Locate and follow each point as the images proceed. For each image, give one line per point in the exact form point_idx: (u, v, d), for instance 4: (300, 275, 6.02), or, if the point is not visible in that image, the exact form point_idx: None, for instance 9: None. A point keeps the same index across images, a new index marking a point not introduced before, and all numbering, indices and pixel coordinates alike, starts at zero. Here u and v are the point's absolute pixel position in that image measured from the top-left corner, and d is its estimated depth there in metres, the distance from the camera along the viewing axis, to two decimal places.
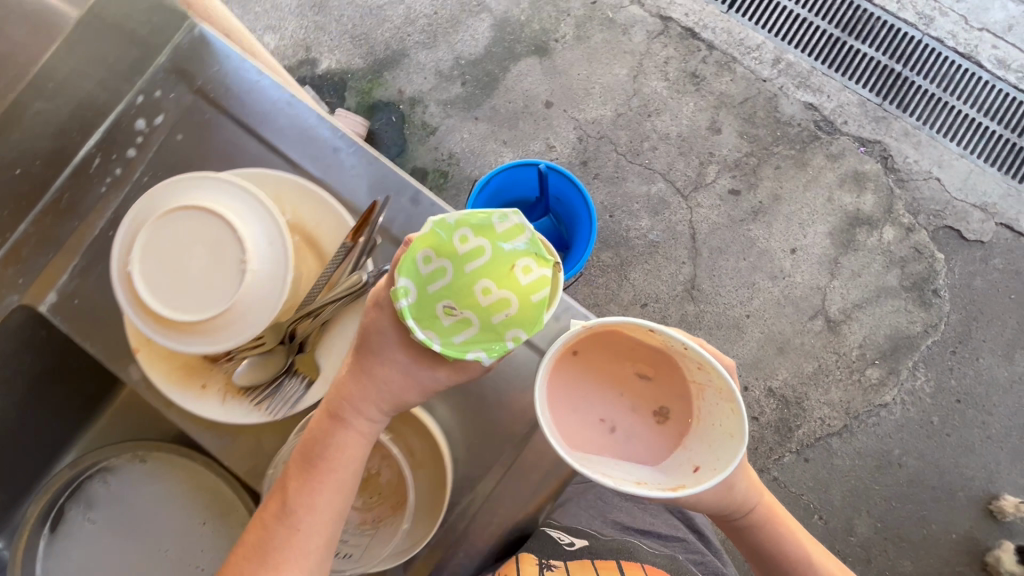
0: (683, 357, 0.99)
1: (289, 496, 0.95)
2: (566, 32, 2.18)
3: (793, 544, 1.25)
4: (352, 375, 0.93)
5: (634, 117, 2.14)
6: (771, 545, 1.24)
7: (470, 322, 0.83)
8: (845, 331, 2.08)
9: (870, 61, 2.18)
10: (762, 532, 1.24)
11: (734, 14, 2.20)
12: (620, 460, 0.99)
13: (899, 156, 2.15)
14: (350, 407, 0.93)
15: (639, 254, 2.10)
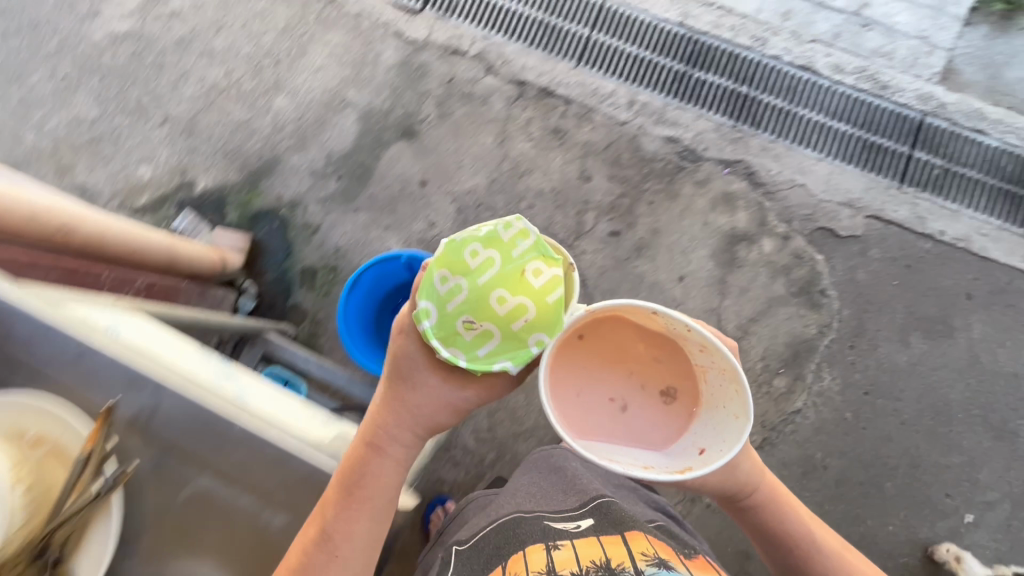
0: (685, 341, 1.11)
1: (328, 523, 1.12)
2: (429, 112, 2.28)
3: (802, 527, 1.36)
4: (391, 403, 1.17)
5: (507, 181, 2.23)
6: (779, 525, 1.36)
7: (490, 334, 1.01)
8: (746, 347, 2.14)
9: (717, 87, 2.31)
10: (774, 514, 1.36)
11: (584, 67, 2.32)
12: (629, 439, 1.12)
13: (763, 171, 2.26)
14: (383, 435, 1.18)
15: None
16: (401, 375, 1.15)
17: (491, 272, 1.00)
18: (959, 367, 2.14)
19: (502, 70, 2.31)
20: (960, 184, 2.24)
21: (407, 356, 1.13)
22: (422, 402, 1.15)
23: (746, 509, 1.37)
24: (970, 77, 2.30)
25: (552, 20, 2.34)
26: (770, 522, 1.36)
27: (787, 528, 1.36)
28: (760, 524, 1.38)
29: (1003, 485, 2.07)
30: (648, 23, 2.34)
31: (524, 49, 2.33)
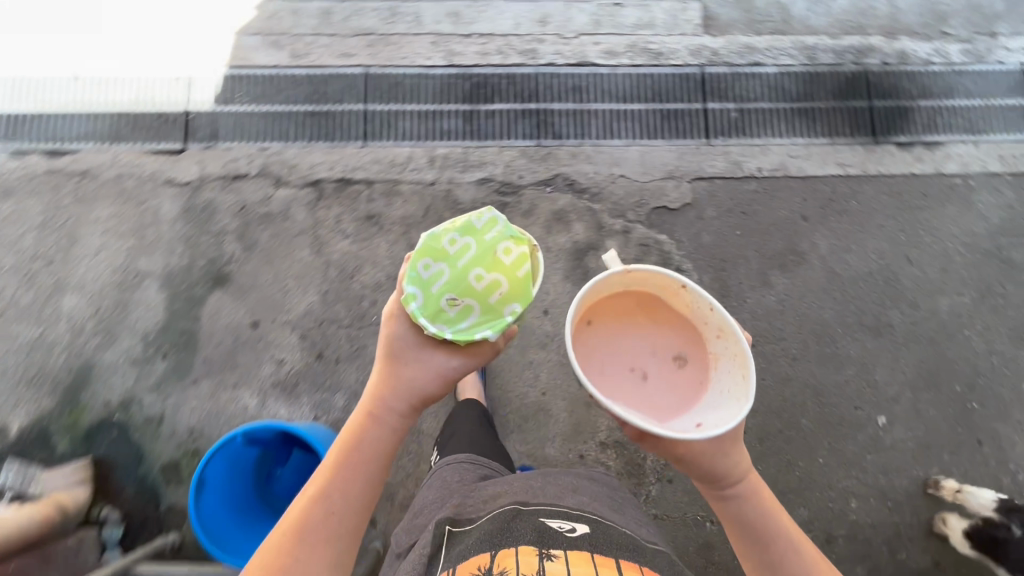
0: (706, 329, 1.24)
1: (328, 485, 1.16)
2: (233, 249, 2.12)
3: (798, 544, 1.16)
4: (386, 374, 1.25)
5: (340, 287, 2.11)
6: (765, 535, 1.15)
7: (471, 307, 1.16)
8: None
9: (508, 113, 2.28)
10: (762, 523, 1.16)
11: (373, 142, 2.23)
12: (635, 399, 1.20)
13: (582, 177, 2.25)
14: (384, 408, 1.24)
15: None
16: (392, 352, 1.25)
17: (467, 255, 1.17)
18: (820, 286, 2.22)
19: (292, 177, 2.18)
20: (758, 119, 2.32)
21: (400, 338, 1.23)
22: (411, 382, 1.24)
23: (730, 504, 1.18)
24: (728, 17, 2.38)
25: (323, 107, 2.24)
26: (757, 527, 1.16)
27: (773, 540, 1.15)
28: (742, 528, 1.17)
29: (897, 375, 2.18)
30: (418, 76, 2.28)
31: (306, 146, 2.21)
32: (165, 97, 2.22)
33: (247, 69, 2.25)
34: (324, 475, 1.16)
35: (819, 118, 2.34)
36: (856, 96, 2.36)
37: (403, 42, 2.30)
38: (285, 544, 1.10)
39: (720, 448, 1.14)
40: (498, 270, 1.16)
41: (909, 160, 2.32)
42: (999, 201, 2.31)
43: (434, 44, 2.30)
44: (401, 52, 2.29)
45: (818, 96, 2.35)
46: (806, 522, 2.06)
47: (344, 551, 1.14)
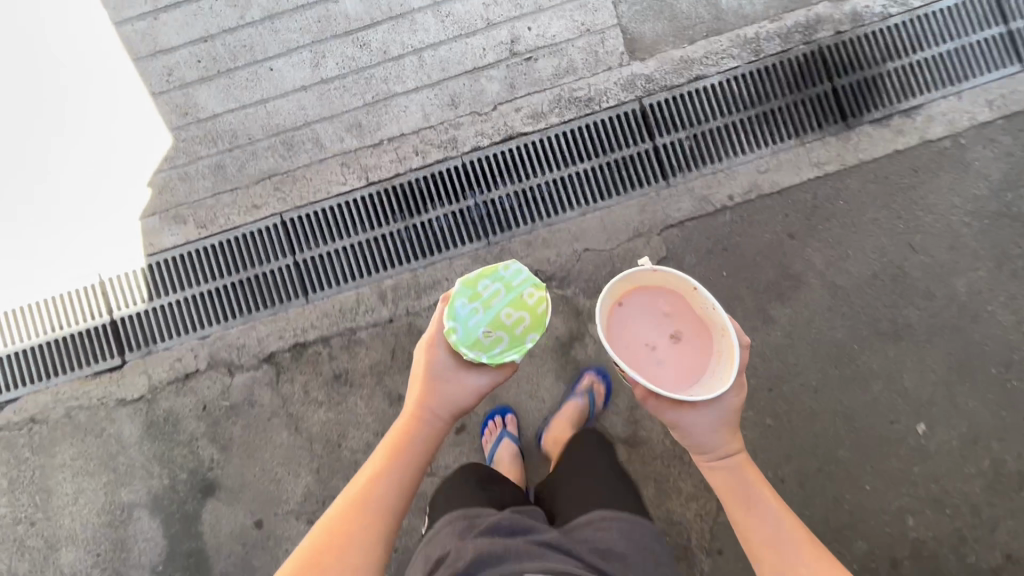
0: (717, 334, 1.48)
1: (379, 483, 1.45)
2: (211, 452, 1.99)
3: (792, 532, 1.33)
4: (432, 384, 1.66)
5: (332, 459, 1.99)
6: (752, 514, 1.38)
7: (502, 338, 1.57)
8: (645, 434, 2.02)
9: (447, 217, 2.07)
10: (752, 504, 1.40)
11: (315, 294, 2.04)
12: (643, 364, 1.52)
13: (544, 264, 2.05)
14: (428, 412, 1.63)
15: None
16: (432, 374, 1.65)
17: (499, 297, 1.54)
18: (825, 306, 2.05)
19: (244, 358, 2.02)
20: (716, 141, 2.07)
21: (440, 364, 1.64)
22: (446, 398, 1.63)
23: (720, 476, 1.48)
24: (654, 33, 2.09)
25: (252, 272, 2.05)
26: (744, 505, 1.41)
27: (762, 519, 1.37)
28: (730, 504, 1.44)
29: (927, 376, 2.04)
30: (339, 206, 2.06)
31: (248, 320, 2.03)
32: (83, 313, 2.03)
33: (156, 255, 2.04)
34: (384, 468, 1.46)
35: (781, 118, 2.08)
36: (815, 81, 2.09)
37: (310, 174, 2.05)
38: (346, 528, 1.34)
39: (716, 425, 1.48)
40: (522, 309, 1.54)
41: (890, 136, 2.08)
42: (997, 151, 2.07)
43: (343, 165, 2.05)
44: (313, 186, 2.06)
45: (774, 94, 2.09)
46: (867, 554, 1.99)
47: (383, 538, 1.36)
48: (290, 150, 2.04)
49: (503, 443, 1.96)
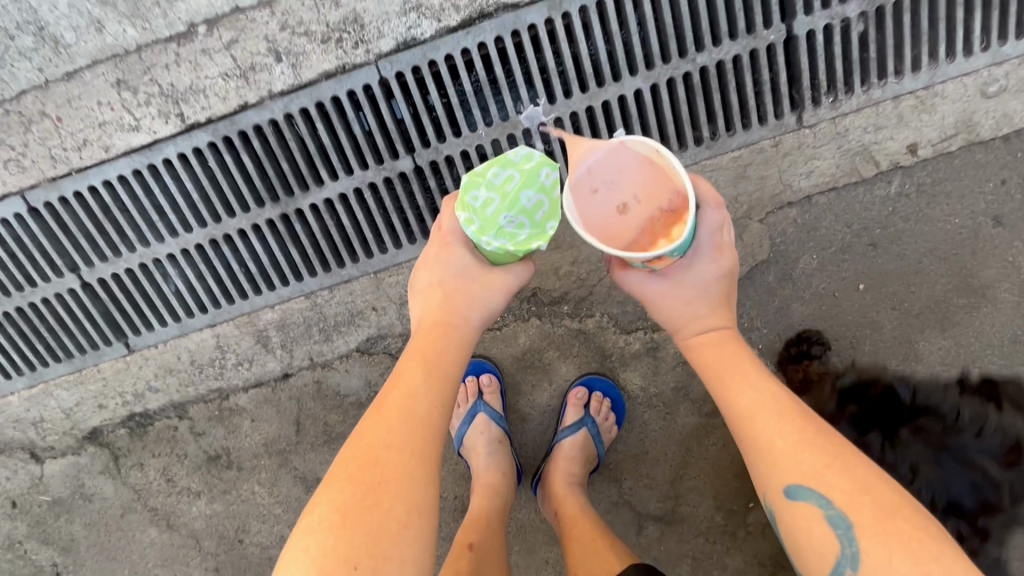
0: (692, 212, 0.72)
1: (393, 434, 0.77)
2: (45, 560, 1.31)
3: (808, 417, 0.78)
4: (456, 275, 0.87)
5: (234, 558, 1.31)
6: (740, 383, 0.82)
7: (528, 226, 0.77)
8: (687, 510, 1.32)
9: (361, 194, 1.07)
10: (750, 376, 0.83)
11: (138, 338, 1.15)
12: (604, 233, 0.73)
13: (548, 277, 1.17)
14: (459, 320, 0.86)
15: None
16: (451, 273, 0.87)
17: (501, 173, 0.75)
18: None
19: (51, 439, 1.23)
20: (902, 27, 1.00)
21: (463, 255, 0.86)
22: (486, 305, 0.87)
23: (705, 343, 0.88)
24: None
25: (10, 305, 1.13)
26: (735, 374, 0.83)
27: (762, 391, 0.81)
28: (714, 375, 0.86)
29: None
30: (138, 175, 1.03)
31: (34, 381, 1.19)
32: None
33: None
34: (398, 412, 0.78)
35: None
36: None
37: (56, 109, 0.99)
38: (360, 513, 0.72)
39: (670, 287, 0.86)
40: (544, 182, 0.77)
41: None
42: None
43: (125, 86, 0.98)
44: (72, 132, 1.00)
45: None
46: None
47: (422, 534, 0.74)
48: None
49: (477, 418, 1.21)
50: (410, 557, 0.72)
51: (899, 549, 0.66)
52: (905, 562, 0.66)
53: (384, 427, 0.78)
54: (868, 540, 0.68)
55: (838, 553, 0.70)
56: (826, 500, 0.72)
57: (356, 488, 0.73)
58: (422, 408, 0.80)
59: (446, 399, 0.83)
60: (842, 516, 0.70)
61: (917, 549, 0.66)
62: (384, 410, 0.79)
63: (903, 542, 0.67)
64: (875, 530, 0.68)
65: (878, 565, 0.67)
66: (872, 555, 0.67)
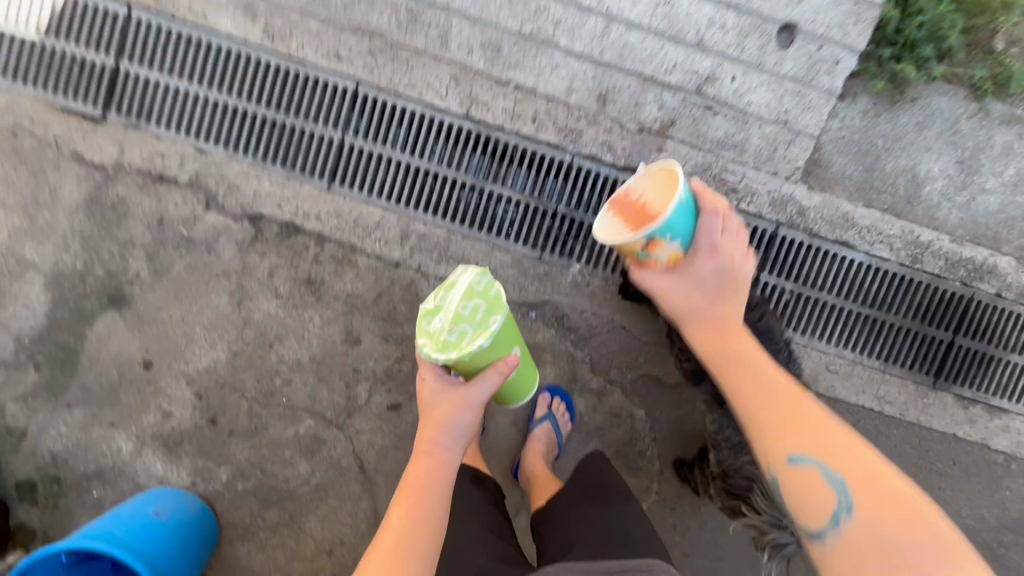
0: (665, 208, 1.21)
1: (396, 521, 1.20)
2: (141, 269, 1.74)
3: (780, 386, 1.14)
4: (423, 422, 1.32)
5: (254, 354, 1.78)
6: (753, 394, 1.14)
7: (443, 326, 1.20)
8: None
9: (517, 204, 1.78)
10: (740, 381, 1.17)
11: (337, 187, 1.75)
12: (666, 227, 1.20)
13: (575, 315, 1.84)
14: (428, 442, 1.29)
15: (306, 504, 1.84)
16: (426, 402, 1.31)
17: (434, 313, 1.22)
18: (836, 341, 1.87)
19: (228, 202, 1.74)
20: (813, 312, 1.85)
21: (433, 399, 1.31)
22: (458, 422, 1.29)
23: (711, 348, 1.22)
24: (840, 169, 1.79)
25: (289, 119, 1.72)
26: (756, 395, 1.13)
27: (764, 384, 1.15)
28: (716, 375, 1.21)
29: None
30: (422, 117, 1.74)
31: (255, 166, 1.73)
32: (87, 37, 1.68)
33: (203, 35, 1.69)
34: (401, 511, 1.21)
35: (883, 334, 1.87)
36: (940, 324, 1.87)
37: (414, 63, 1.71)
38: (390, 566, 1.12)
39: (680, 276, 1.25)
40: (477, 294, 1.21)
41: (955, 414, 1.93)
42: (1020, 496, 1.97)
43: (455, 79, 1.72)
44: (412, 77, 1.72)
45: (894, 309, 1.86)
46: None
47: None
48: (410, 25, 1.70)
49: None
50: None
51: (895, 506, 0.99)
52: (892, 514, 0.98)
53: (393, 523, 1.19)
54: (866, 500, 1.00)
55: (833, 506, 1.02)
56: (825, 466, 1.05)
57: (384, 559, 1.14)
58: (403, 509, 1.21)
59: (426, 491, 1.24)
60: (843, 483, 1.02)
61: (872, 475, 1.02)
62: (388, 525, 1.19)
63: (892, 500, 1.00)
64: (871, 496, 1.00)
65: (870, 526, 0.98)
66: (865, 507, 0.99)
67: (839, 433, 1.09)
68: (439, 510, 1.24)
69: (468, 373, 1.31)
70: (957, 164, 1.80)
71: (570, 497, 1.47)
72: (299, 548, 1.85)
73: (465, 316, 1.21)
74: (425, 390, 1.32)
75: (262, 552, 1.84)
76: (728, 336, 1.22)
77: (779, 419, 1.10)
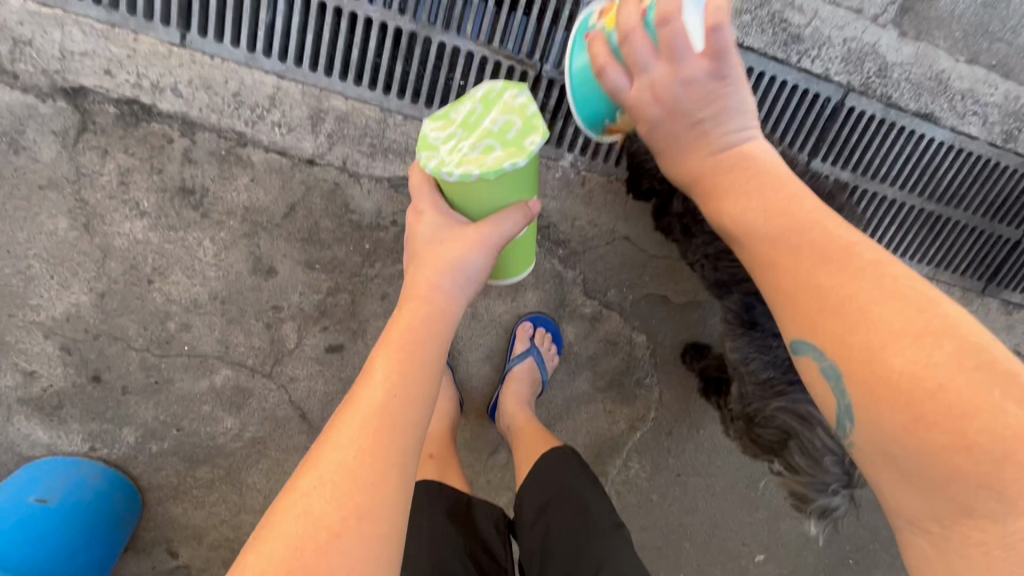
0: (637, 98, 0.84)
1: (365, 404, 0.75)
2: None
3: (779, 239, 0.75)
4: (413, 263, 0.88)
5: (129, 294, 1.29)
6: (747, 244, 0.80)
7: (452, 142, 0.73)
8: None
9: (481, 64, 1.20)
10: (732, 217, 0.81)
11: (198, 40, 1.13)
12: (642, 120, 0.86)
13: (564, 223, 1.40)
14: (423, 288, 0.85)
15: (242, 458, 1.47)
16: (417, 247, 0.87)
17: (438, 130, 0.75)
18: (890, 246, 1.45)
19: (23, 67, 1.11)
20: (868, 211, 1.40)
21: (428, 238, 0.85)
22: (464, 264, 0.84)
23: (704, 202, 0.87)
24: (949, 4, 1.27)
25: None
26: (764, 259, 0.77)
27: (758, 228, 0.78)
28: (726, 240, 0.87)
29: (830, 550, 1.70)
30: None
31: (53, 3, 1.07)
32: None
33: None
34: (377, 381, 0.76)
35: (943, 235, 1.47)
36: (1011, 220, 1.48)
37: None
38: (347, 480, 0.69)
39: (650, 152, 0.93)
40: (514, 108, 0.72)
41: (1003, 326, 1.62)
42: None
43: None
44: None
45: (964, 205, 1.44)
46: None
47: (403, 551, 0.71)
48: None
49: None
50: (394, 492, 0.71)
51: (932, 411, 0.58)
52: (927, 432, 0.58)
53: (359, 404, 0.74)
54: (861, 390, 0.63)
55: (834, 407, 0.68)
56: (822, 351, 0.68)
57: (362, 424, 0.73)
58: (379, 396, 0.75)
59: (415, 358, 0.80)
60: (836, 367, 0.66)
61: (899, 378, 0.60)
62: (365, 384, 0.77)
63: (932, 393, 0.58)
64: (870, 381, 0.63)
65: (871, 418, 0.63)
66: (867, 404, 0.63)
67: (900, 294, 0.63)
68: (435, 365, 0.82)
69: (478, 214, 0.84)
70: None
71: (536, 497, 1.20)
72: (245, 499, 1.49)
73: (487, 125, 0.72)
74: (417, 227, 0.87)
75: (183, 521, 1.48)
76: (710, 196, 0.86)
77: (785, 279, 0.73)
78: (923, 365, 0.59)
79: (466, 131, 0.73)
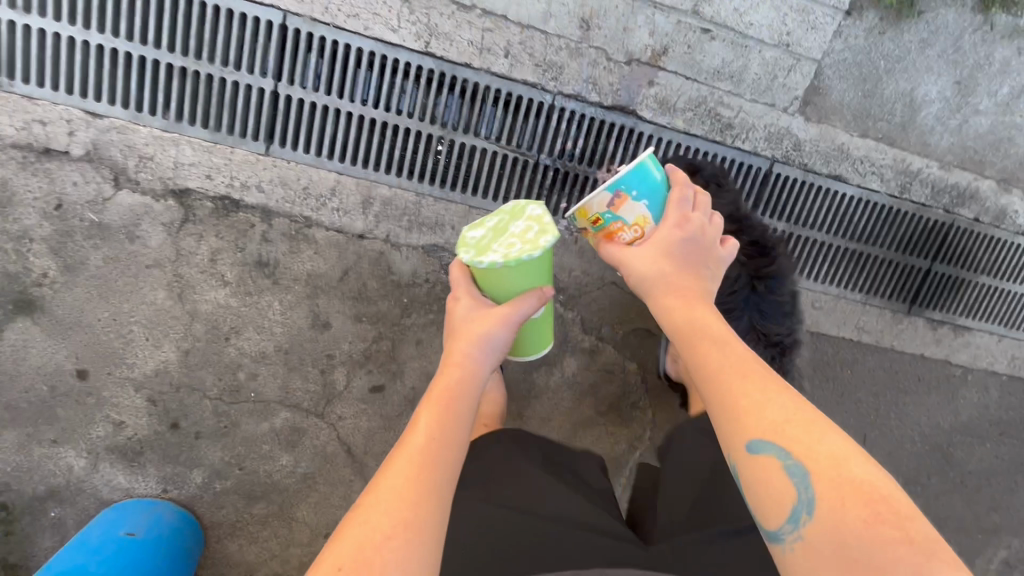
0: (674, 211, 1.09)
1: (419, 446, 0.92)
2: (47, 267, 1.45)
3: (745, 356, 0.94)
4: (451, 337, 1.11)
5: (209, 350, 1.56)
6: (711, 347, 0.95)
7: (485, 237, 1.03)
8: None
9: (494, 156, 1.57)
10: (711, 334, 0.98)
11: (279, 149, 1.49)
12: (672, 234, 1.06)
13: (562, 272, 1.73)
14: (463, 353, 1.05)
15: (294, 492, 1.64)
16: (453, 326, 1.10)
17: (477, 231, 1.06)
18: (825, 278, 1.80)
19: (144, 176, 1.45)
20: (803, 251, 1.76)
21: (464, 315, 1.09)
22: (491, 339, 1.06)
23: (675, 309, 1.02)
24: (840, 96, 1.68)
25: (211, 70, 1.43)
26: (732, 365, 0.92)
27: (732, 349, 0.95)
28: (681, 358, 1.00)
29: None
30: (372, 57, 1.47)
31: (171, 129, 1.44)
32: None
33: None
34: (428, 429, 0.94)
35: (867, 267, 1.82)
36: (918, 253, 1.84)
37: None
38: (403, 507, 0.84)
39: (650, 245, 1.06)
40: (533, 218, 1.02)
41: (932, 339, 1.95)
42: (994, 407, 2.03)
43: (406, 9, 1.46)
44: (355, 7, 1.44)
45: (879, 242, 1.80)
46: None
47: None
48: None
49: None
50: (435, 519, 0.85)
51: (878, 507, 0.75)
52: (883, 527, 0.73)
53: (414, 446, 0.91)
54: (825, 488, 0.78)
55: (794, 499, 0.79)
56: (786, 452, 0.82)
57: (409, 464, 0.89)
58: (424, 439, 0.92)
59: (455, 414, 0.98)
60: (801, 466, 0.80)
61: (859, 481, 0.78)
62: (416, 428, 0.95)
63: (878, 495, 0.76)
64: (833, 478, 0.78)
65: (830, 509, 0.77)
66: (827, 500, 0.77)
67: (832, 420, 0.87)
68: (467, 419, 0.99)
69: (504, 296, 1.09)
70: (954, 85, 1.72)
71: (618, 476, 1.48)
72: (295, 532, 1.65)
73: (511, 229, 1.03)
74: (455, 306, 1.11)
75: (239, 557, 1.63)
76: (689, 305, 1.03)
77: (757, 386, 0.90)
78: (869, 474, 0.79)
79: (494, 232, 1.04)
